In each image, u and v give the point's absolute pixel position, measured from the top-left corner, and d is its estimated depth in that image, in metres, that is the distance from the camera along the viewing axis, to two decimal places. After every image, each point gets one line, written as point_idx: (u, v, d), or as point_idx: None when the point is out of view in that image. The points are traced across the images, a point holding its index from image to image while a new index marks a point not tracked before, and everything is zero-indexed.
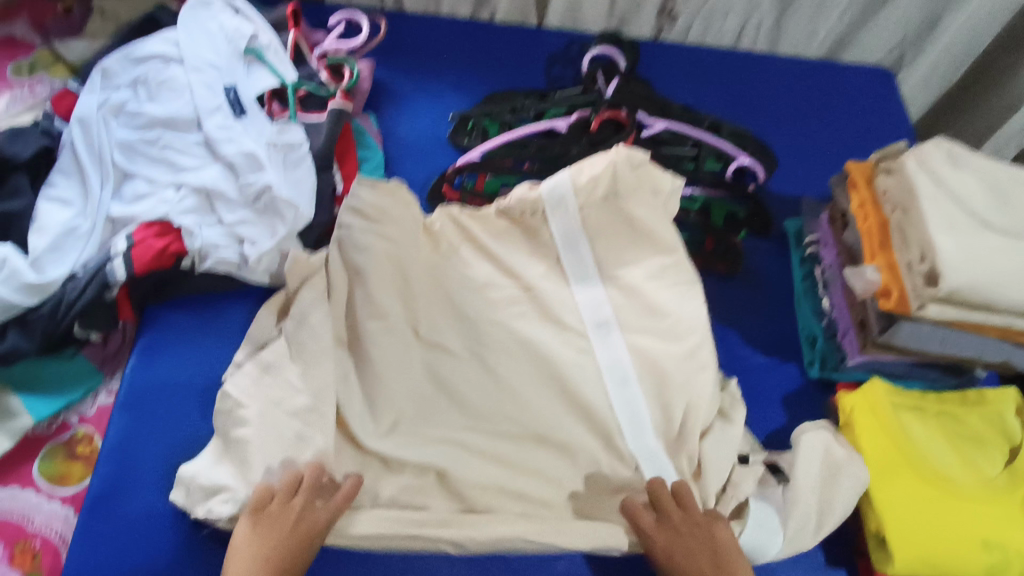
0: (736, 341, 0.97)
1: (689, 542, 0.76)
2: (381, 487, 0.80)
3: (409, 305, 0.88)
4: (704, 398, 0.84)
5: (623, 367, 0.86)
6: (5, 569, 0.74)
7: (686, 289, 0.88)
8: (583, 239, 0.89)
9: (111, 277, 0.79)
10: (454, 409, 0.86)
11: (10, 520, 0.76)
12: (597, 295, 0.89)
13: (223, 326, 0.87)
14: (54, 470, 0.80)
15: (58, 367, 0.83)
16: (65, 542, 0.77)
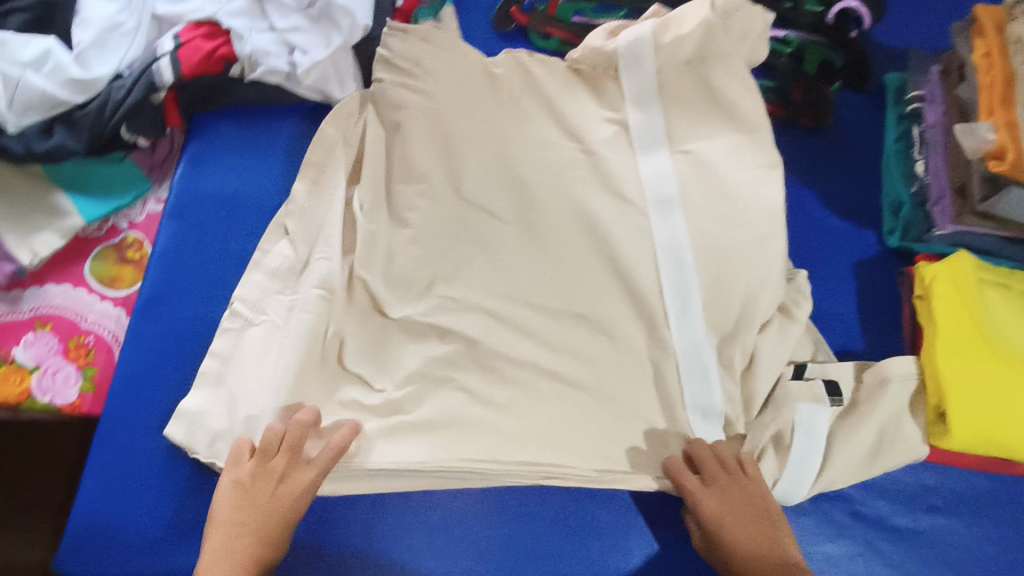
0: (812, 199, 0.87)
1: (735, 511, 0.70)
2: (405, 356, 0.77)
3: (453, 165, 0.80)
4: (765, 293, 0.76)
5: (680, 248, 0.77)
6: (60, 360, 0.78)
7: (763, 171, 0.78)
8: (656, 106, 0.79)
9: (157, 78, 0.79)
10: (494, 273, 0.79)
11: (65, 316, 0.80)
12: (663, 167, 0.79)
13: (271, 142, 0.85)
14: (105, 272, 0.82)
15: (105, 170, 0.83)
16: (118, 341, 0.81)
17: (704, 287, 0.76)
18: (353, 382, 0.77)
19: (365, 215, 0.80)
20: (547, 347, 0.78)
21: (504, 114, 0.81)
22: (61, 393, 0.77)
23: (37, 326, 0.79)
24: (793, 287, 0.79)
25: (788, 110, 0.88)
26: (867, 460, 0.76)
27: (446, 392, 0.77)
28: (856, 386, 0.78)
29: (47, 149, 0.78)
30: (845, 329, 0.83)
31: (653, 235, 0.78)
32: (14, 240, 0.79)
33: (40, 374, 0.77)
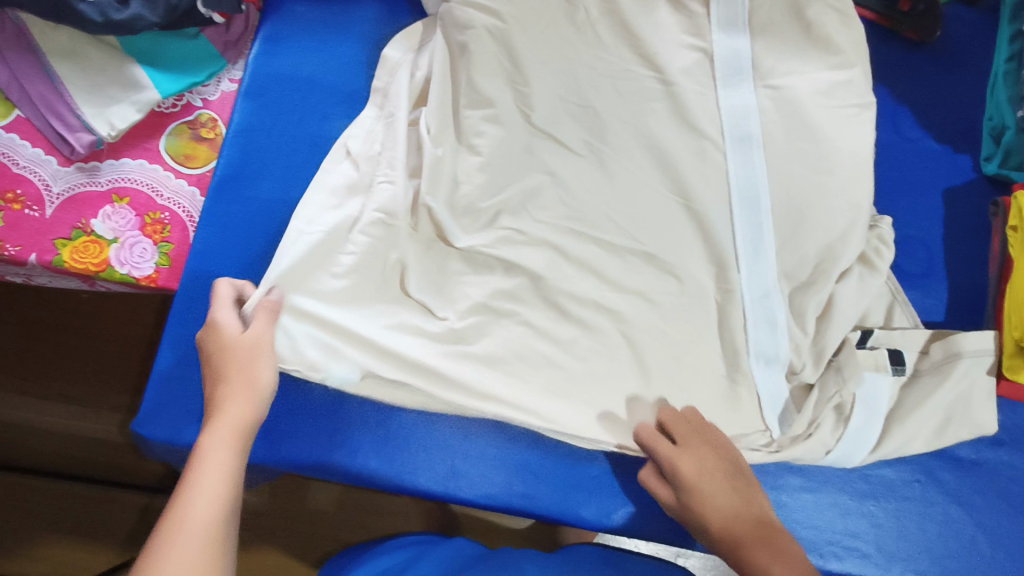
0: (912, 121, 0.75)
1: (716, 475, 0.59)
2: (465, 287, 0.65)
3: (520, 84, 0.69)
4: (844, 242, 0.66)
5: (755, 189, 0.67)
6: (137, 235, 0.69)
7: (854, 110, 0.68)
8: (743, 34, 0.69)
9: None
10: (558, 203, 0.68)
11: (140, 192, 0.70)
12: (746, 101, 0.69)
13: (354, 23, 0.75)
14: (180, 148, 0.72)
15: (180, 44, 0.73)
16: (194, 222, 0.72)
17: (778, 231, 0.67)
18: (376, 293, 0.65)
19: (432, 140, 0.67)
20: (604, 294, 0.67)
21: (575, 36, 0.70)
22: (138, 267, 0.69)
23: (113, 200, 0.70)
24: (875, 234, 0.69)
25: (894, 21, 0.76)
26: (936, 439, 0.65)
27: (509, 326, 0.65)
28: (922, 353, 0.67)
29: (124, 20, 0.70)
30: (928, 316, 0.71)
31: (728, 171, 0.68)
32: (93, 107, 0.71)
33: (118, 247, 0.69)
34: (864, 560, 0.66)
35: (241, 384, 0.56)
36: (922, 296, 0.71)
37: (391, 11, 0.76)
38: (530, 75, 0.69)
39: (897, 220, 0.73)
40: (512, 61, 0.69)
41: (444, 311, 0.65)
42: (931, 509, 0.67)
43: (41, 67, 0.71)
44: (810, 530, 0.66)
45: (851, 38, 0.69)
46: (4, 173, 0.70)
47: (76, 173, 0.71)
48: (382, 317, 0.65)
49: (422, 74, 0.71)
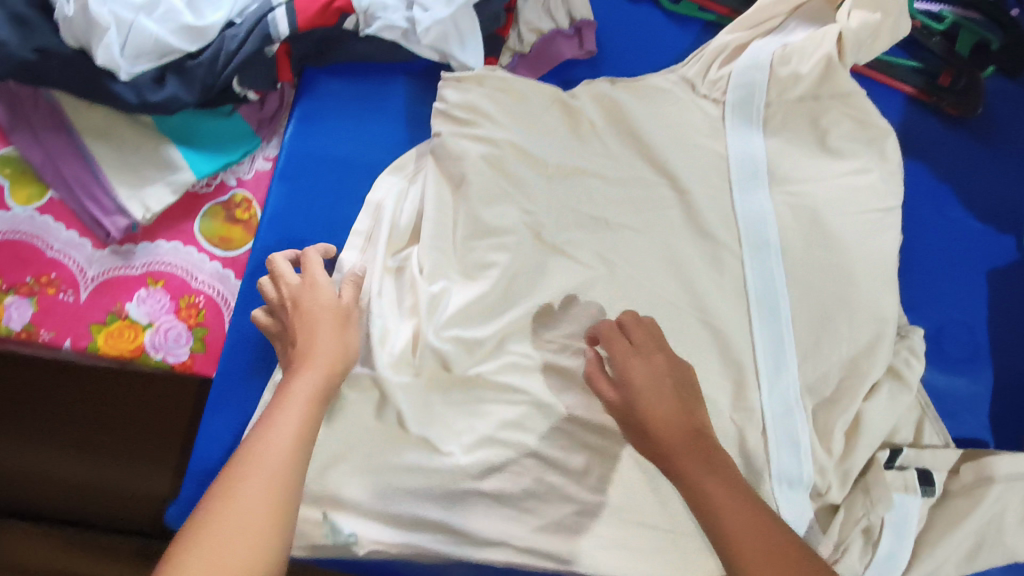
0: (944, 223, 0.74)
1: (660, 378, 0.59)
2: (459, 428, 0.64)
3: (528, 204, 0.68)
4: (864, 356, 0.66)
5: (774, 296, 0.68)
6: (171, 319, 0.69)
7: (880, 216, 0.69)
8: (757, 134, 0.71)
9: (272, 30, 0.68)
10: (570, 321, 0.67)
11: (175, 274, 0.70)
12: (761, 206, 0.70)
13: (390, 105, 0.74)
14: (215, 231, 0.71)
15: (214, 124, 0.72)
16: (229, 304, 0.71)
17: (799, 344, 0.67)
18: (386, 418, 0.63)
19: (424, 278, 0.65)
20: None
21: (586, 150, 0.71)
22: (174, 353, 0.69)
23: (147, 283, 0.70)
24: (903, 345, 0.68)
25: (933, 96, 0.75)
26: (965, 566, 0.63)
27: (516, 457, 0.64)
28: (953, 474, 0.65)
29: (159, 101, 0.69)
30: (972, 412, 0.70)
31: (746, 279, 0.69)
32: (127, 188, 0.70)
33: (154, 332, 0.69)
34: None
35: (325, 329, 0.58)
36: (970, 384, 0.70)
37: (425, 92, 0.74)
38: (550, 183, 0.69)
39: (939, 303, 0.72)
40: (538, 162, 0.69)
41: (471, 418, 0.65)
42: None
43: (75, 149, 0.71)
44: None
45: (865, 142, 0.71)
46: (38, 258, 0.69)
47: (109, 256, 0.70)
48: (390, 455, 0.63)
49: (413, 207, 0.68)
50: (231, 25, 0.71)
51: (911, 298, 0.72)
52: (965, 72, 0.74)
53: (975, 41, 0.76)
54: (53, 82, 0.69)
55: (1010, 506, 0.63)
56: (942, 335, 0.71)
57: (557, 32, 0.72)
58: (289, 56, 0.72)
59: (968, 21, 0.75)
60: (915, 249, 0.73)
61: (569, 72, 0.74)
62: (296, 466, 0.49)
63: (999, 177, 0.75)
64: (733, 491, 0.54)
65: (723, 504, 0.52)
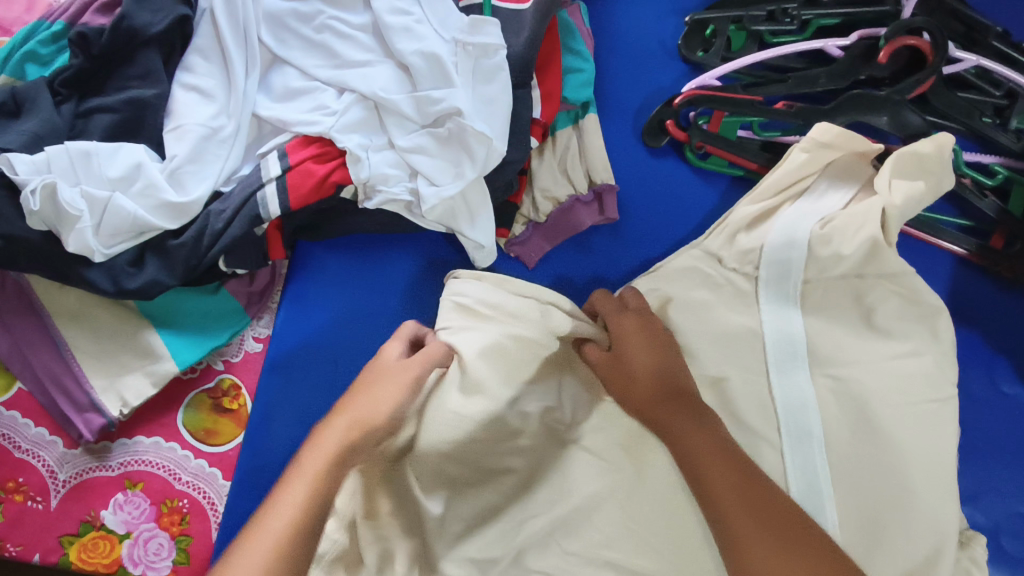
0: (1000, 400, 0.67)
1: (652, 333, 0.59)
2: None
3: None
4: (916, 565, 0.59)
5: (819, 496, 0.60)
6: (151, 527, 0.62)
7: (934, 407, 0.62)
8: (797, 311, 0.65)
9: (263, 209, 0.63)
10: None
11: (155, 474, 0.63)
12: (803, 391, 0.64)
13: (390, 284, 0.68)
14: (199, 423, 0.65)
15: (198, 302, 0.66)
16: (215, 507, 0.64)
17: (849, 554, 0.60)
18: None
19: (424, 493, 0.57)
20: None
21: None
22: (154, 567, 0.62)
23: (125, 486, 0.63)
24: (965, 554, 0.61)
25: (988, 258, 0.68)
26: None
27: None
28: None
29: (136, 288, 0.63)
30: None
31: (787, 475, 0.61)
32: (103, 377, 0.64)
33: (132, 543, 0.62)
34: None
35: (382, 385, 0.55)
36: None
37: (434, 266, 0.69)
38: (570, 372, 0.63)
39: (998, 495, 0.65)
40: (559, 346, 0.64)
41: None
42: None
43: (46, 334, 0.64)
44: None
45: (915, 319, 0.64)
46: (5, 459, 0.63)
47: (82, 456, 0.63)
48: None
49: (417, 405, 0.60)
50: (217, 196, 0.66)
51: (968, 488, 0.66)
52: (1019, 235, 0.67)
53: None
54: (25, 266, 0.63)
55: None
56: (1001, 533, 0.64)
57: (576, 200, 0.67)
58: (280, 232, 0.66)
59: (1022, 176, 0.69)
60: (968, 432, 0.67)
61: (588, 239, 0.69)
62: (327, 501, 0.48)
63: None
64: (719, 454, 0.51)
65: (716, 474, 0.50)
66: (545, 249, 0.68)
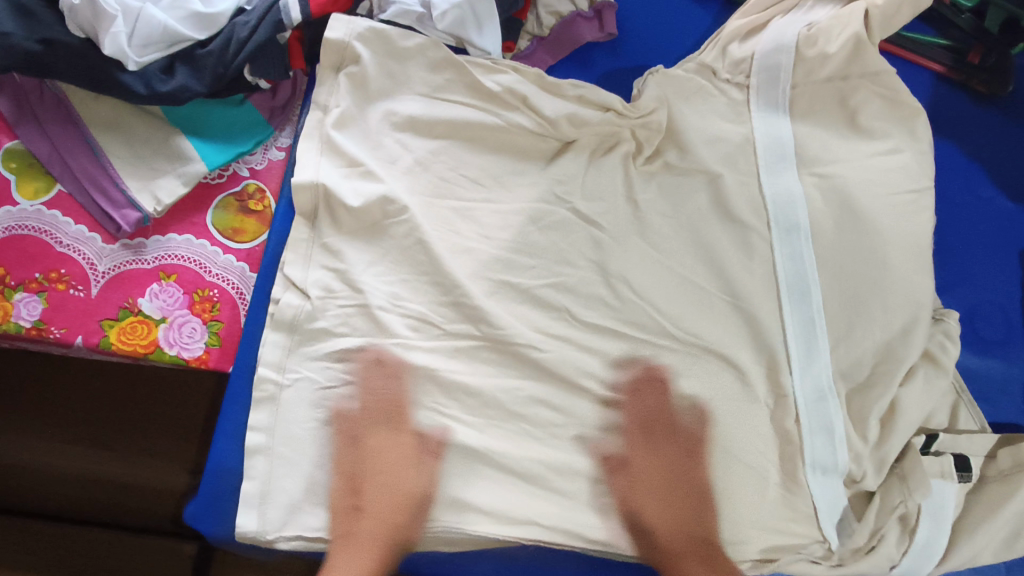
0: (979, 201, 0.72)
1: (667, 469, 0.64)
2: (492, 410, 0.65)
3: (559, 189, 0.68)
4: (896, 337, 0.65)
5: (805, 278, 0.67)
6: (185, 313, 0.67)
7: (911, 198, 0.67)
8: (785, 119, 0.70)
9: (286, 16, 0.68)
10: (608, 304, 0.66)
11: (188, 267, 0.68)
12: (791, 189, 0.69)
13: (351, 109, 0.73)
14: (228, 222, 0.70)
15: (225, 111, 0.71)
16: (244, 298, 0.69)
17: (831, 329, 0.66)
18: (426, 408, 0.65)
19: (465, 275, 0.66)
20: (654, 375, 0.66)
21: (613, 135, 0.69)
22: (188, 348, 0.66)
23: (160, 277, 0.68)
24: (939, 329, 0.67)
25: (964, 74, 0.73)
26: (1003, 552, 0.63)
27: (546, 436, 0.64)
28: (989, 458, 0.65)
29: (168, 90, 0.67)
30: (1007, 397, 0.68)
31: (775, 263, 0.68)
32: (137, 180, 0.68)
33: (167, 327, 0.67)
34: None
35: (406, 469, 0.63)
36: (1004, 366, 0.69)
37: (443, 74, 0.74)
38: (586, 169, 0.69)
39: (971, 286, 0.70)
40: (560, 154, 0.69)
41: (505, 392, 0.65)
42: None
43: (82, 140, 0.69)
44: None
45: (895, 121, 0.69)
46: (47, 253, 0.67)
47: (120, 251, 0.68)
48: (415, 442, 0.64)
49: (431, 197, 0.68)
50: (241, 11, 0.70)
51: (945, 280, 0.70)
52: (995, 49, 0.72)
53: (1004, 17, 0.73)
54: (61, 73, 0.67)
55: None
56: (976, 317, 0.69)
57: (578, 14, 0.72)
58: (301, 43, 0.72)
59: None
60: (949, 231, 0.71)
61: (589, 56, 0.74)
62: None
63: None
64: (695, 545, 0.63)
65: None
66: (549, 61, 0.72)
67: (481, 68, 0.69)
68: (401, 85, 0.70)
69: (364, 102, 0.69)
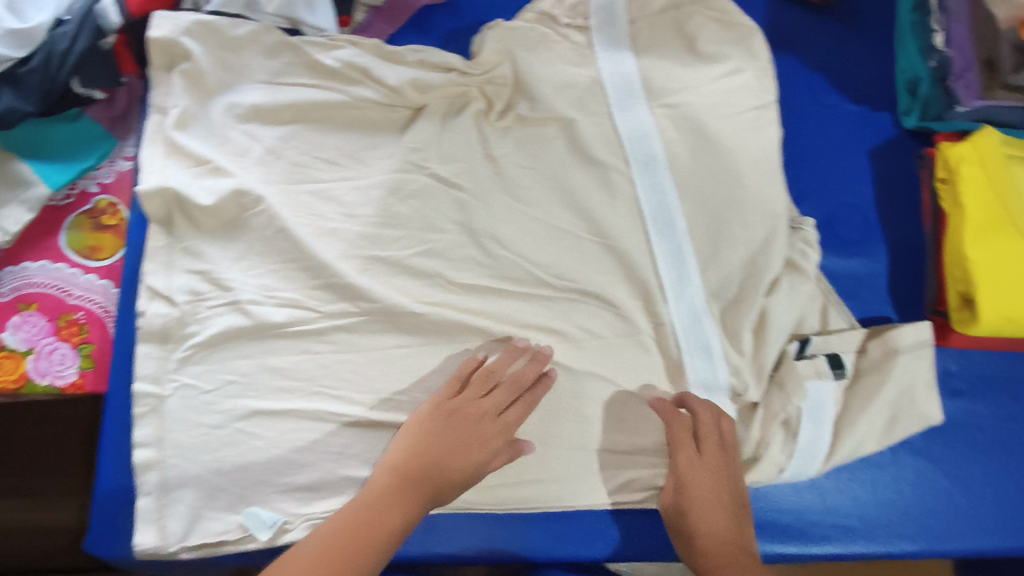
0: (824, 109, 0.74)
1: (722, 483, 0.63)
2: (381, 386, 0.65)
3: (415, 156, 0.67)
4: (760, 251, 0.67)
5: (669, 209, 0.69)
6: (51, 341, 0.65)
7: (755, 114, 0.70)
8: (629, 54, 0.71)
9: (104, 22, 0.66)
10: (481, 263, 0.67)
11: (47, 293, 0.66)
12: (643, 122, 0.70)
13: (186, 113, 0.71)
14: (83, 241, 0.68)
15: (61, 129, 0.69)
16: (112, 316, 0.67)
17: (699, 252, 0.68)
18: (313, 395, 0.64)
19: (332, 257, 0.65)
20: (533, 325, 0.67)
21: (462, 95, 0.70)
22: (61, 375, 0.65)
23: (19, 308, 0.65)
24: (798, 237, 0.69)
25: None
26: (884, 438, 0.67)
27: (438, 401, 0.65)
28: (861, 352, 0.68)
29: None
30: (873, 291, 0.72)
31: (639, 197, 0.69)
32: None
33: (36, 358, 0.65)
34: (850, 534, 0.67)
35: (483, 438, 0.62)
36: (865, 263, 0.72)
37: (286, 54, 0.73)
38: (440, 132, 0.68)
39: (826, 191, 0.73)
40: (412, 120, 0.69)
41: (390, 365, 0.65)
42: (905, 479, 0.69)
43: None
44: (794, 516, 0.68)
45: (733, 42, 0.71)
46: None
47: None
48: (311, 427, 0.63)
49: (287, 183, 0.66)
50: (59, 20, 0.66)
51: (799, 190, 0.73)
52: None
53: None
54: None
55: (918, 373, 0.67)
56: (833, 221, 0.72)
57: None
58: (127, 47, 0.70)
59: None
60: (800, 141, 0.74)
61: (429, 19, 0.73)
62: (379, 549, 0.57)
63: (872, 52, 0.76)
64: (726, 544, 0.61)
65: None
66: (389, 31, 0.72)
67: (317, 46, 0.67)
68: (239, 76, 0.68)
69: (204, 98, 0.68)
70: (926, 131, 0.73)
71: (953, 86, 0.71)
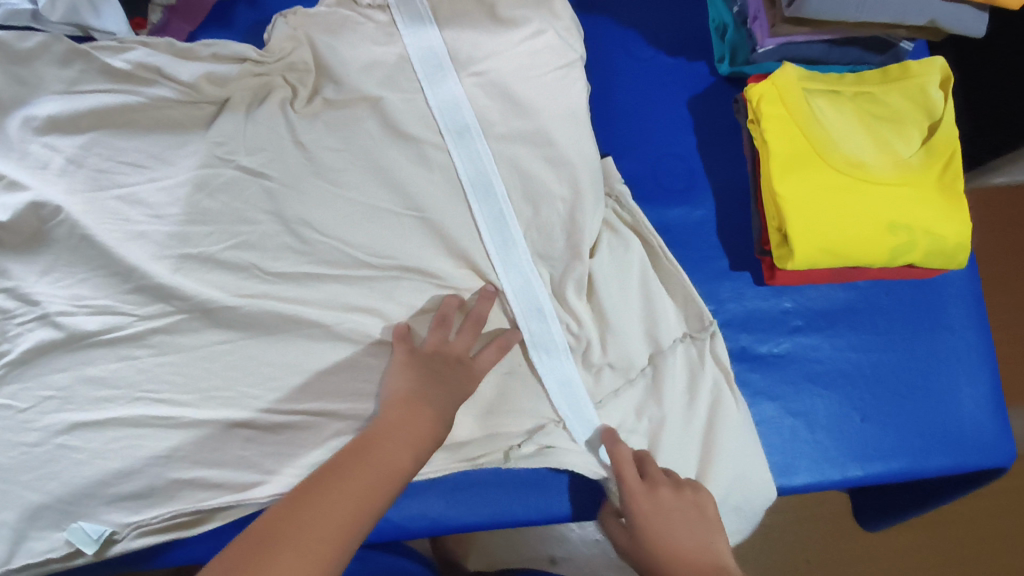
0: (636, 68, 0.78)
1: (683, 510, 0.62)
2: (206, 383, 0.64)
3: (222, 151, 0.66)
4: (576, 209, 0.68)
5: (486, 175, 0.68)
6: None
7: (560, 74, 0.70)
8: (432, 27, 0.71)
9: None
10: (298, 250, 0.66)
11: None
12: (453, 92, 0.69)
13: None
14: None
15: None
16: None
17: (520, 215, 0.69)
18: (134, 401, 0.63)
19: (142, 260, 0.64)
20: (357, 307, 0.67)
21: (266, 86, 0.70)
22: None
23: None
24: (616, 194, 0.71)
25: None
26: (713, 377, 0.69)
27: (266, 392, 0.65)
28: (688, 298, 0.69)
29: None
30: (701, 238, 0.75)
31: (456, 166, 0.68)
32: None
33: None
34: None
35: (460, 367, 0.65)
36: (688, 211, 0.75)
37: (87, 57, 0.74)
38: (245, 124, 0.67)
39: (646, 144, 0.76)
40: (216, 116, 0.69)
41: (213, 362, 0.64)
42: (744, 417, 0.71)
43: None
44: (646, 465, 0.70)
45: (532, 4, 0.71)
46: None
47: None
48: (135, 434, 0.63)
49: (90, 191, 0.65)
50: None
51: (619, 146, 0.76)
52: None
53: None
54: None
55: None
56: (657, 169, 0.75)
57: None
58: None
59: None
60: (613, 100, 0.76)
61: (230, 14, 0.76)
62: (393, 487, 0.56)
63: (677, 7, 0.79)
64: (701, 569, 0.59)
65: None
66: (188, 28, 0.74)
67: (109, 50, 0.67)
68: (34, 89, 0.67)
69: None
70: (738, 75, 0.77)
71: (750, 28, 0.74)
